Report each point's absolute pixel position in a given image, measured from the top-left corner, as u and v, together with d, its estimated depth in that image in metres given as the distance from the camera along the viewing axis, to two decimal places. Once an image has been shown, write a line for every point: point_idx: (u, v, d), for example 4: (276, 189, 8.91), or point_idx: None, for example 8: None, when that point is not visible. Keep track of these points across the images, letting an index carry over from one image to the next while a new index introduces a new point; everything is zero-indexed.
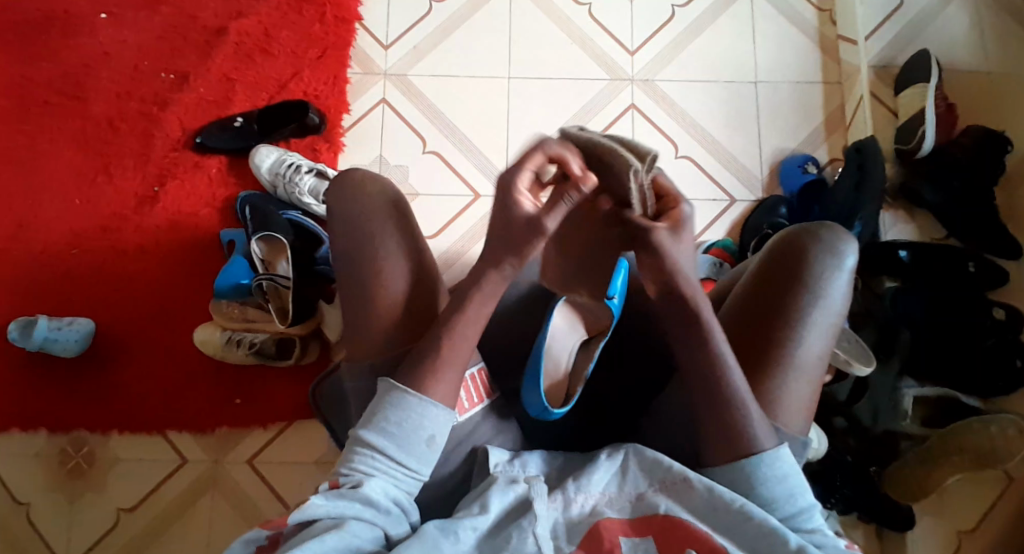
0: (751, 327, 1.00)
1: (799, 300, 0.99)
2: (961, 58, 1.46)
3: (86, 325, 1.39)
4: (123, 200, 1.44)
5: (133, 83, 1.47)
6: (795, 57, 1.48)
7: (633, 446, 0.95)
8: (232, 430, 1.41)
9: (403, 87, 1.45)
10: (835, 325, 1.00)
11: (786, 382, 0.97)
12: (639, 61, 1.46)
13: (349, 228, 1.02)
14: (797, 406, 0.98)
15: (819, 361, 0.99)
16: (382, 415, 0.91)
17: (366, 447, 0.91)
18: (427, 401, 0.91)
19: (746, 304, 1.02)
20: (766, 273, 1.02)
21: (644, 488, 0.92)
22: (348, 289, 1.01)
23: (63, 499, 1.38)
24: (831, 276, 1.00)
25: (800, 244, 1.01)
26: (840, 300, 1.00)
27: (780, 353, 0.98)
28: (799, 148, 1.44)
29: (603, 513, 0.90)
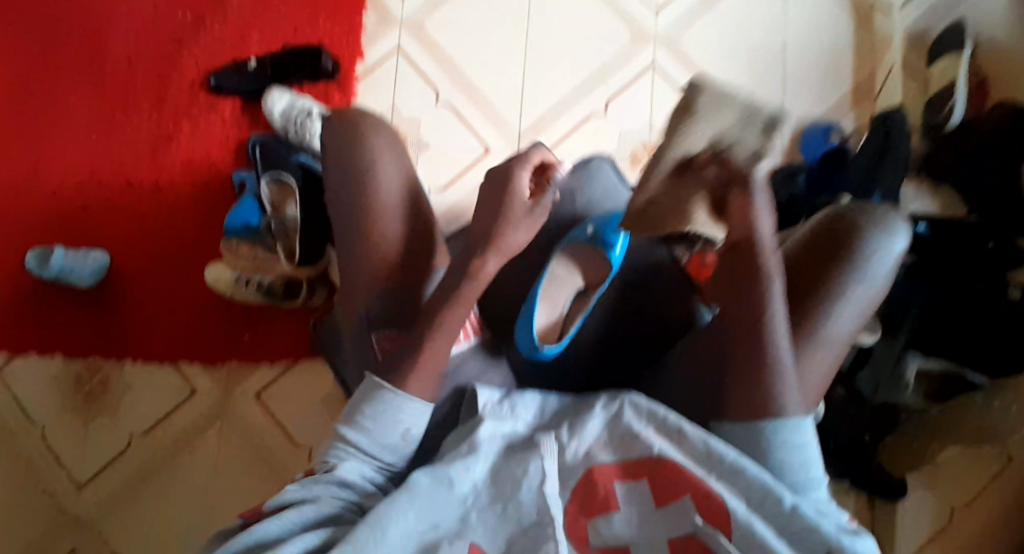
0: (787, 293, 1.02)
1: (841, 274, 1.00)
2: (1005, 27, 1.39)
3: (100, 258, 1.41)
4: (139, 138, 1.45)
5: (149, 21, 1.47)
6: (826, 24, 1.47)
7: (628, 395, 0.95)
8: (241, 365, 1.47)
9: (419, 36, 1.42)
10: (870, 305, 1.01)
11: (812, 354, 1.00)
12: (665, 19, 1.43)
13: (346, 166, 1.11)
14: (815, 378, 1.01)
15: (847, 338, 1.02)
16: (361, 408, 0.95)
17: (344, 436, 0.94)
18: (402, 397, 0.94)
19: (788, 268, 1.03)
20: (815, 242, 1.02)
21: (639, 431, 0.93)
22: (349, 228, 1.10)
23: (78, 422, 1.44)
24: (879, 255, 1.00)
25: (853, 222, 1.02)
26: (883, 280, 1.01)
27: (812, 325, 1.00)
28: (826, 115, 1.44)
29: (596, 457, 0.92)
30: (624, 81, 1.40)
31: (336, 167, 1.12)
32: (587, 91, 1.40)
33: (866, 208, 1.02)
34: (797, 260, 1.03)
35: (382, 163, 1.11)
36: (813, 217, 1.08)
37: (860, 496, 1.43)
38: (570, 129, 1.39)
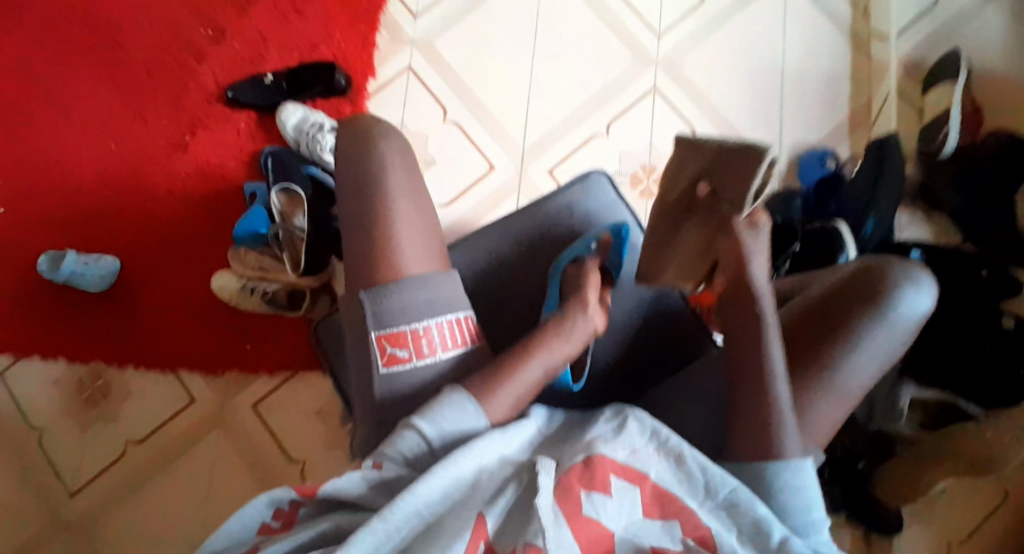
0: (806, 338, 1.02)
1: (863, 322, 1.00)
2: (994, 62, 1.44)
3: (110, 263, 1.46)
4: (157, 146, 1.50)
5: (172, 33, 1.52)
6: (829, 54, 1.47)
7: (633, 411, 0.91)
8: (241, 374, 1.49)
9: (429, 56, 1.46)
10: (883, 361, 1.01)
11: (819, 403, 1.00)
12: (667, 43, 1.47)
13: (353, 165, 1.06)
14: (827, 422, 1.01)
15: (857, 391, 1.01)
16: (437, 409, 0.90)
17: (412, 430, 0.89)
18: (480, 413, 0.91)
19: (810, 312, 1.03)
20: (840, 288, 1.03)
21: (640, 449, 0.89)
22: (353, 228, 1.04)
23: (76, 427, 1.46)
24: (903, 306, 1.00)
25: (875, 279, 1.01)
26: (904, 333, 1.01)
27: (822, 374, 1.00)
28: (822, 141, 1.45)
29: (597, 450, 0.87)
30: (625, 104, 1.44)
31: (345, 188, 1.06)
32: (589, 113, 1.44)
33: (889, 265, 1.02)
34: (820, 306, 1.03)
35: (392, 161, 1.07)
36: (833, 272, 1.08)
37: (857, 532, 1.39)
38: (572, 150, 1.43)
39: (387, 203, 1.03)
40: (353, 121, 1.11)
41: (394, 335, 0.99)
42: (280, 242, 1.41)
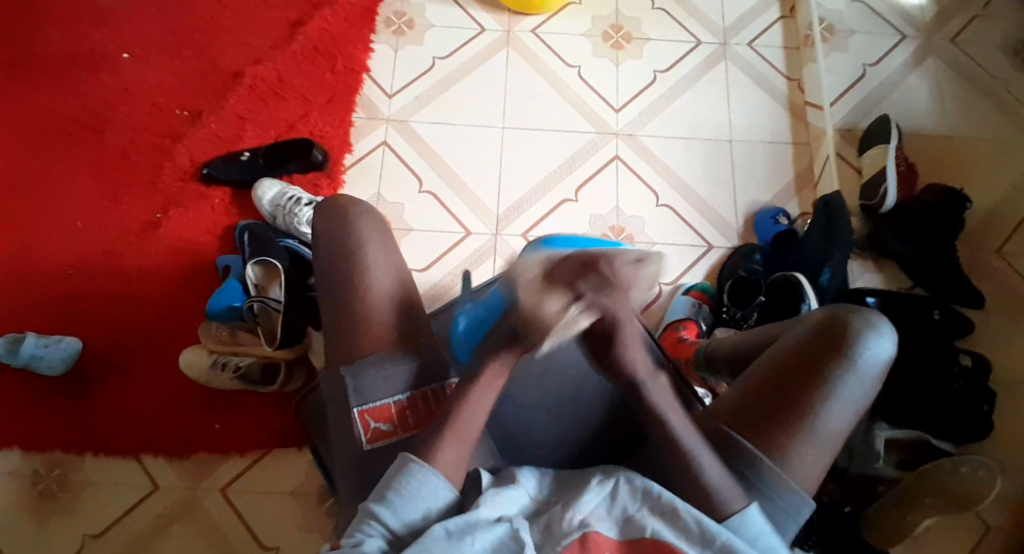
0: (774, 388, 0.99)
1: (831, 368, 0.98)
2: (923, 124, 1.53)
3: (72, 344, 1.41)
4: (127, 225, 1.49)
5: (148, 117, 1.55)
6: (770, 122, 1.56)
7: (624, 472, 0.91)
8: (209, 456, 1.40)
9: (404, 132, 1.53)
10: (858, 404, 0.98)
11: (802, 451, 0.96)
12: (624, 117, 1.56)
13: (334, 248, 1.06)
14: (803, 475, 0.97)
15: (838, 437, 0.98)
16: (392, 485, 0.89)
17: (371, 517, 0.88)
18: (429, 469, 0.90)
19: (774, 363, 1.01)
20: (805, 338, 1.01)
21: (634, 512, 0.89)
22: (335, 310, 1.04)
23: (30, 521, 1.36)
24: (868, 351, 0.99)
25: (840, 323, 1.00)
26: (873, 378, 0.99)
27: (802, 421, 0.97)
28: (771, 202, 1.51)
29: (591, 527, 0.87)
30: (591, 171, 1.52)
31: (327, 268, 1.06)
32: (559, 179, 1.51)
33: (851, 310, 1.01)
34: (786, 356, 1.01)
35: (370, 239, 1.06)
36: (800, 320, 1.06)
37: None
38: (546, 213, 1.48)
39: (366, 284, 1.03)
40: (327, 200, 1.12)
41: (376, 410, 0.99)
42: (255, 314, 1.38)
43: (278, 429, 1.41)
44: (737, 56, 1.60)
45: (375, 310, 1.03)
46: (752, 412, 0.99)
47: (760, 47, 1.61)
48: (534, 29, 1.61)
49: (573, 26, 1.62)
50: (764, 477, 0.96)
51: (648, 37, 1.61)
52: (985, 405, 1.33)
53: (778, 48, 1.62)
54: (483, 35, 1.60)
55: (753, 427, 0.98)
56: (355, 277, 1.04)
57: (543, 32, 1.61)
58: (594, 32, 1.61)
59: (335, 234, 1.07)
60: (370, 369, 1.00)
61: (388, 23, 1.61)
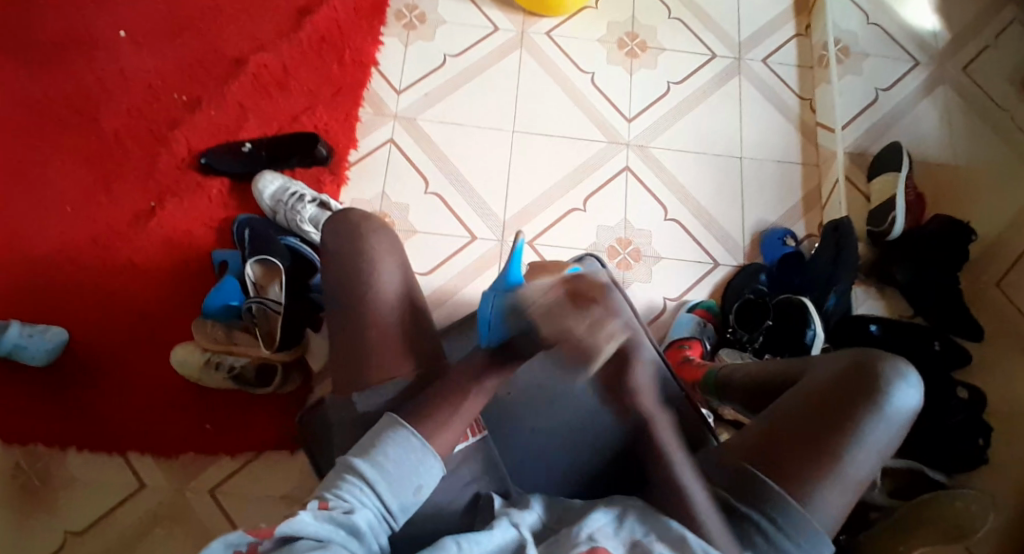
0: (803, 432, 1.02)
1: (861, 416, 1.01)
2: (931, 153, 1.54)
3: (59, 336, 1.34)
4: (118, 212, 1.43)
5: (144, 101, 1.49)
6: (780, 141, 1.56)
7: (630, 500, 0.97)
8: (199, 457, 1.36)
9: (412, 130, 1.49)
10: (883, 451, 1.02)
11: (828, 492, 0.99)
12: (637, 127, 1.54)
13: (342, 261, 1.10)
14: (828, 519, 0.99)
15: (861, 481, 1.01)
16: (382, 449, 0.95)
17: (357, 475, 0.92)
18: (428, 450, 0.96)
19: (803, 406, 1.04)
20: (835, 383, 1.04)
21: (639, 535, 0.93)
22: (342, 322, 1.08)
23: (6, 517, 1.30)
24: (898, 400, 1.03)
25: (873, 370, 1.04)
26: (899, 427, 1.03)
27: (833, 463, 1.00)
28: (779, 222, 1.52)
29: (598, 543, 0.92)
30: (598, 182, 1.49)
31: (336, 278, 1.10)
32: (569, 188, 1.48)
33: (882, 358, 1.05)
34: (814, 399, 1.04)
35: (380, 251, 1.10)
36: (828, 361, 1.09)
37: None
38: (555, 221, 1.46)
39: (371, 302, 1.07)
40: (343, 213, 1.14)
41: None
42: (253, 316, 1.35)
43: (272, 431, 1.38)
44: (750, 72, 1.60)
45: (382, 336, 1.06)
46: (780, 453, 1.01)
47: (773, 64, 1.61)
48: (549, 32, 1.58)
49: (587, 31, 1.59)
50: (791, 520, 0.98)
51: (663, 47, 1.60)
52: (980, 439, 1.39)
53: (791, 66, 1.61)
54: (496, 34, 1.57)
55: (783, 465, 1.01)
56: (364, 294, 1.08)
57: (557, 35, 1.58)
58: (610, 38, 1.59)
59: (350, 257, 1.10)
60: (377, 398, 1.04)
61: (398, 16, 1.57)
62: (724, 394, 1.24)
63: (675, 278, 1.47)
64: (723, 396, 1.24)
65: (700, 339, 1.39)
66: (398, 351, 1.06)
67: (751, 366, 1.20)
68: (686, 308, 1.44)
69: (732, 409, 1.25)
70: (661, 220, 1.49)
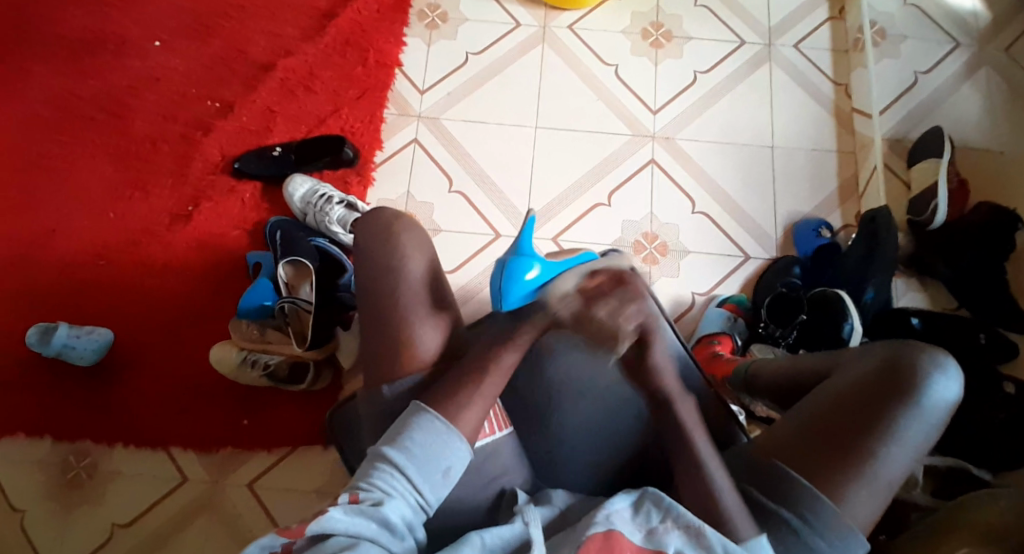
0: (833, 430, 1.00)
1: (893, 413, 0.99)
2: (973, 136, 1.46)
3: (103, 337, 1.41)
4: (157, 216, 1.49)
5: (178, 108, 1.54)
6: (812, 128, 1.52)
7: (652, 488, 0.96)
8: (236, 452, 1.41)
9: (435, 129, 1.51)
10: (918, 447, 0.99)
11: (858, 491, 0.97)
12: (662, 119, 1.52)
13: (372, 265, 1.08)
14: (861, 518, 0.98)
15: (896, 479, 0.99)
16: (407, 437, 0.97)
17: (386, 466, 0.95)
18: (452, 433, 0.98)
19: (833, 404, 1.02)
20: (867, 379, 1.01)
21: (655, 524, 0.93)
22: (371, 323, 1.07)
23: (58, 510, 1.37)
24: (933, 393, 1.00)
25: (906, 362, 1.01)
26: (936, 422, 1.00)
27: (863, 461, 0.98)
28: (813, 212, 1.48)
29: (614, 525, 0.92)
30: (622, 176, 1.48)
31: (366, 280, 1.08)
32: (592, 184, 1.47)
33: (915, 350, 1.02)
34: (844, 397, 1.02)
35: (411, 252, 1.08)
36: (859, 353, 1.06)
37: None
38: (577, 217, 1.45)
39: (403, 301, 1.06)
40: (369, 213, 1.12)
41: None
42: (285, 315, 1.39)
43: (306, 426, 1.42)
44: (780, 58, 1.56)
45: (410, 323, 1.06)
46: (810, 452, 1.00)
47: (805, 50, 1.56)
48: (571, 25, 1.57)
49: (609, 22, 1.57)
50: (822, 519, 0.97)
51: (688, 36, 1.57)
52: None
53: (824, 51, 1.57)
54: (518, 30, 1.56)
55: (811, 465, 0.99)
56: (393, 296, 1.06)
57: (580, 27, 1.57)
58: (633, 29, 1.57)
59: (375, 245, 1.09)
60: (401, 387, 1.04)
61: (421, 16, 1.58)
62: (754, 393, 1.22)
63: (704, 273, 1.45)
64: (753, 393, 1.22)
65: (730, 334, 1.36)
66: (424, 340, 1.06)
67: (787, 361, 1.17)
68: (716, 303, 1.41)
69: (763, 406, 1.23)
70: (688, 214, 1.47)
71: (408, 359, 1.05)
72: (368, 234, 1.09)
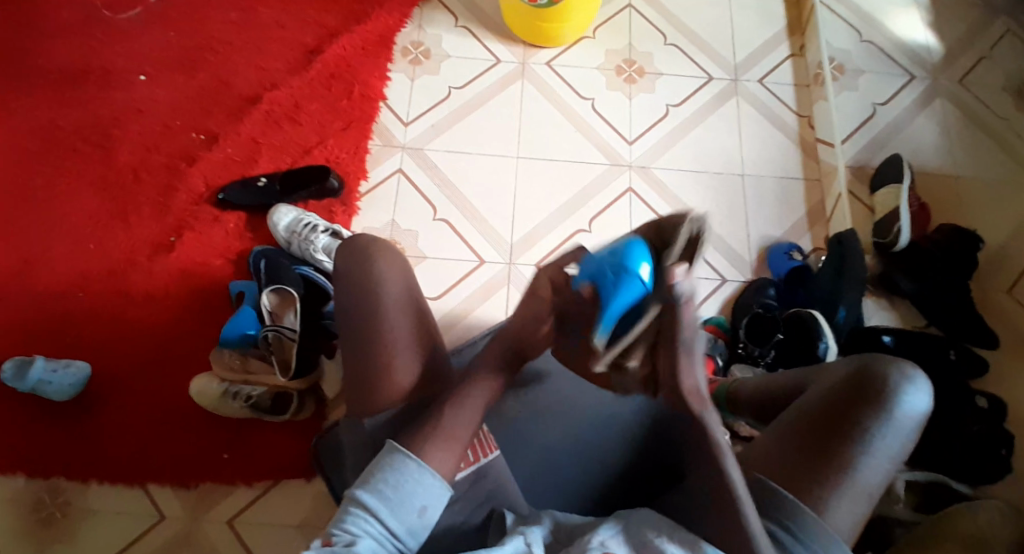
0: (811, 441, 1.02)
1: (869, 422, 1.02)
2: (932, 163, 1.56)
3: (81, 368, 1.38)
4: (138, 247, 1.48)
5: (163, 139, 1.55)
6: (780, 156, 1.59)
7: (639, 508, 0.97)
8: (216, 486, 1.37)
9: (419, 160, 1.54)
10: (893, 456, 1.02)
11: (838, 499, 0.99)
12: (638, 148, 1.57)
13: (355, 285, 1.07)
14: (841, 527, 0.99)
15: (874, 488, 1.01)
16: (380, 477, 0.95)
17: (360, 508, 0.93)
18: (424, 467, 0.95)
19: (809, 416, 1.04)
20: (842, 391, 1.04)
21: (652, 539, 0.93)
22: (354, 341, 1.06)
23: (28, 550, 1.32)
24: (907, 404, 1.03)
25: (880, 375, 1.04)
26: (910, 431, 1.03)
27: (842, 470, 1.00)
28: (784, 236, 1.53)
29: (610, 548, 0.92)
30: (603, 203, 1.52)
31: (349, 305, 1.07)
32: (571, 212, 1.51)
33: (886, 363, 1.06)
34: (822, 410, 1.04)
35: (392, 275, 1.08)
36: (834, 367, 1.09)
37: None
38: (557, 243, 1.49)
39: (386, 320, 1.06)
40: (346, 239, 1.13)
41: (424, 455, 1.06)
42: (269, 344, 1.37)
43: (286, 457, 1.38)
44: (747, 91, 1.64)
45: (396, 350, 1.05)
46: (789, 464, 1.02)
47: (770, 84, 1.65)
48: (549, 61, 1.63)
49: (586, 58, 1.64)
50: (803, 527, 0.98)
51: (660, 71, 1.64)
52: (1004, 449, 1.37)
53: (788, 85, 1.65)
54: (498, 66, 1.62)
55: (790, 477, 1.01)
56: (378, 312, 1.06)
57: (557, 63, 1.63)
58: (608, 65, 1.64)
59: (356, 272, 1.08)
60: (382, 418, 1.05)
61: (405, 52, 1.63)
62: (736, 408, 1.24)
63: None
64: (736, 409, 1.24)
65: (714, 355, 1.39)
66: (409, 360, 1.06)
67: (768, 377, 1.20)
68: None
69: (746, 422, 1.26)
70: None
71: (389, 389, 1.04)
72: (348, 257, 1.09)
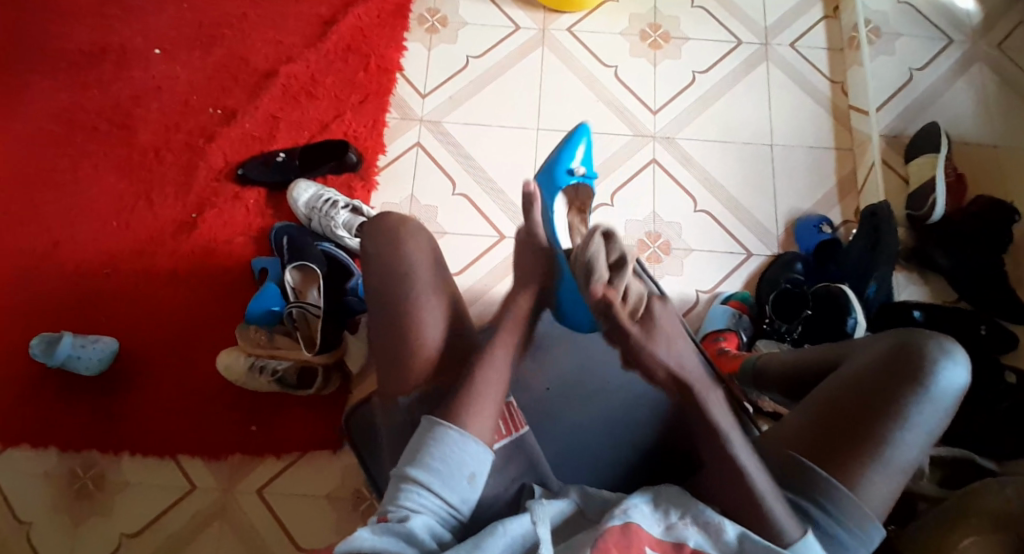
0: (843, 417, 0.99)
1: (905, 397, 0.98)
2: (970, 130, 1.50)
3: (110, 344, 1.40)
4: (161, 225, 1.48)
5: (180, 116, 1.54)
6: (811, 126, 1.55)
7: (665, 484, 0.93)
8: (246, 458, 1.39)
9: (438, 133, 1.52)
10: (929, 433, 0.98)
11: (872, 476, 0.96)
12: (662, 119, 1.54)
13: (381, 267, 1.04)
14: (877, 504, 0.97)
15: (909, 464, 0.98)
16: (427, 451, 0.93)
17: (411, 484, 0.92)
18: (464, 433, 0.93)
19: (846, 389, 1.01)
20: (876, 366, 1.01)
21: (674, 519, 0.90)
22: (383, 334, 1.03)
23: (65, 522, 1.35)
24: (943, 378, 0.99)
25: (915, 348, 1.00)
26: (947, 406, 0.99)
27: (876, 447, 0.97)
28: (813, 209, 1.50)
29: (631, 518, 0.88)
30: (628, 174, 1.50)
31: (377, 288, 1.04)
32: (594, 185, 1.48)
33: (923, 337, 1.02)
34: (855, 386, 1.01)
35: (423, 258, 1.05)
36: (870, 342, 1.05)
37: None
38: None
39: (417, 299, 1.02)
40: (376, 220, 1.10)
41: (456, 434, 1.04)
42: (294, 320, 1.37)
43: (310, 431, 1.40)
44: (777, 57, 1.59)
45: (421, 328, 1.01)
46: (823, 439, 0.99)
47: (802, 49, 1.59)
48: (569, 28, 1.59)
49: (608, 25, 1.60)
50: (838, 505, 0.96)
51: (687, 37, 1.59)
52: None
53: (821, 49, 1.60)
54: (518, 34, 1.58)
55: (823, 454, 0.98)
56: (406, 297, 1.03)
57: (579, 30, 1.59)
58: (632, 31, 1.59)
59: (391, 260, 1.05)
60: (416, 398, 1.00)
61: (421, 21, 1.60)
62: (762, 385, 1.22)
63: (708, 270, 1.46)
64: (760, 385, 1.23)
65: (736, 330, 1.37)
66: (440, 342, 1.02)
67: (798, 353, 1.16)
68: (721, 300, 1.42)
69: (771, 400, 1.23)
70: (690, 212, 1.48)
71: (425, 371, 1.00)
72: (373, 239, 1.06)
